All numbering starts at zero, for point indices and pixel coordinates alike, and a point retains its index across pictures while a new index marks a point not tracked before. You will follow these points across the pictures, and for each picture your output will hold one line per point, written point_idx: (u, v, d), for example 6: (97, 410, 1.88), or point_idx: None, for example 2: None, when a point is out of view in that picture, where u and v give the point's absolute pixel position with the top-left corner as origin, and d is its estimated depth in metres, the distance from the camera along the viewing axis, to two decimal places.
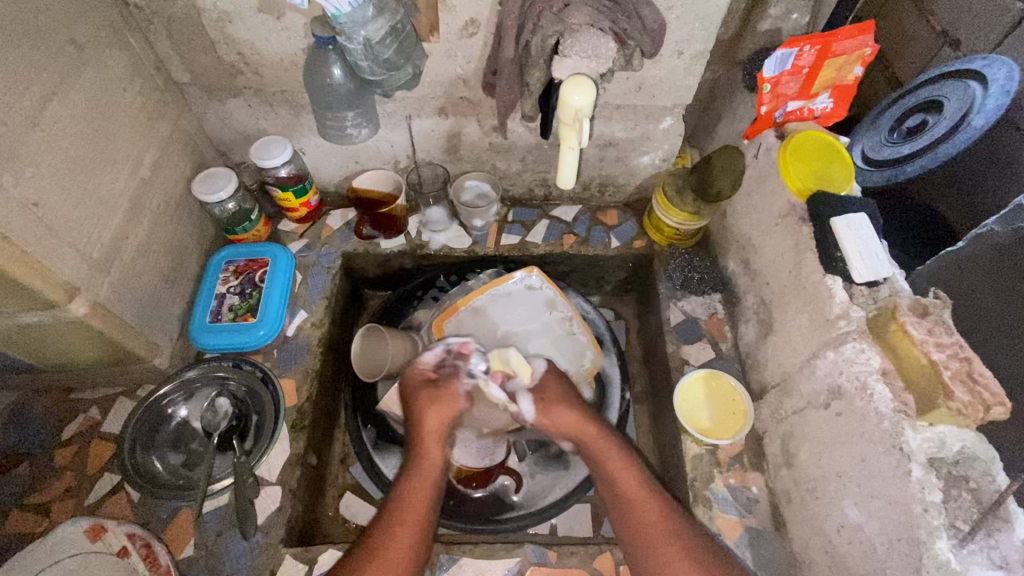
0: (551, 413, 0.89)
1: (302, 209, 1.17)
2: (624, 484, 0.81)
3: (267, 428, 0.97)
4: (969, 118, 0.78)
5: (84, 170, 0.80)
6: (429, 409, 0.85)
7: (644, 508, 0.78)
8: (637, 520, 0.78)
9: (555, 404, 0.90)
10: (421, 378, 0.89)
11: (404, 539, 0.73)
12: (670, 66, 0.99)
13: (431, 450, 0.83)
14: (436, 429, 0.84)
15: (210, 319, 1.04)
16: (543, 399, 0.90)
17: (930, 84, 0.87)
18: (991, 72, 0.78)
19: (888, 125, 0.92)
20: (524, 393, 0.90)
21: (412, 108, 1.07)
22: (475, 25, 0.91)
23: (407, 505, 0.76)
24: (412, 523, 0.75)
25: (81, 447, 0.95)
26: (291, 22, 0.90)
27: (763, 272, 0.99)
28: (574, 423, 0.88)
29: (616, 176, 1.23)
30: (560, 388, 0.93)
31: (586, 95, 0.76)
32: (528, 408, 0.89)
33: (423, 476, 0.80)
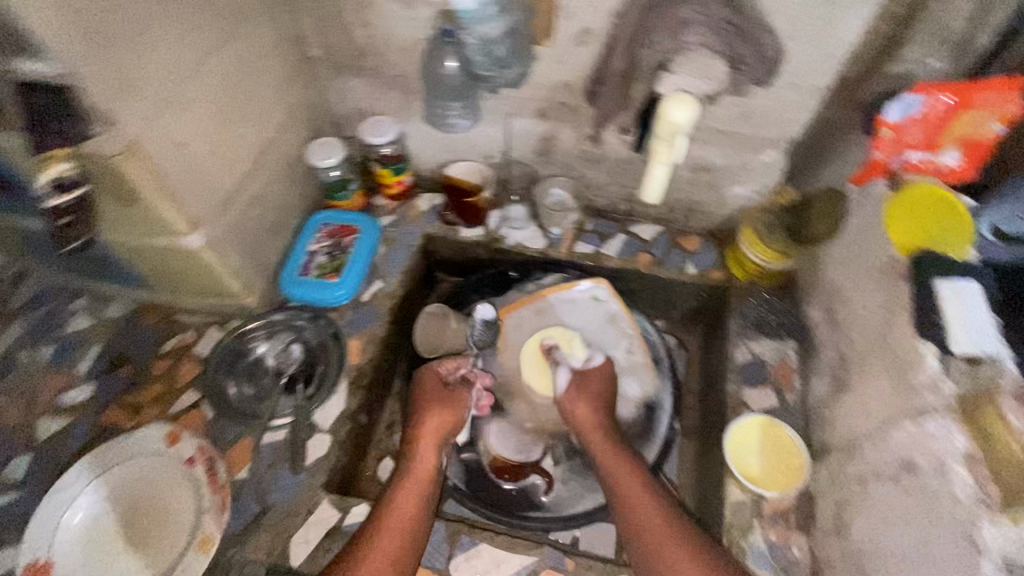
0: (577, 398, 1.02)
1: (396, 187, 1.25)
2: (652, 530, 0.82)
3: (329, 379, 1.04)
4: None
5: (226, 124, 0.91)
6: (425, 419, 0.97)
7: (643, 505, 0.85)
8: (654, 526, 0.82)
9: (592, 389, 1.03)
10: (433, 380, 1.03)
11: (405, 514, 0.84)
12: (782, 98, 0.95)
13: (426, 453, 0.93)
14: (433, 431, 0.96)
15: (299, 272, 1.13)
16: (580, 379, 1.04)
17: None
18: None
19: None
20: (564, 368, 1.07)
21: (513, 107, 1.10)
22: (588, 34, 0.92)
23: (403, 497, 0.86)
24: (402, 522, 0.83)
25: (174, 362, 1.08)
26: (419, 13, 0.97)
27: (848, 326, 0.93)
28: (588, 417, 0.99)
29: (705, 202, 1.20)
30: (598, 386, 1.04)
31: (687, 111, 0.75)
32: (562, 380, 1.05)
33: (413, 478, 0.89)
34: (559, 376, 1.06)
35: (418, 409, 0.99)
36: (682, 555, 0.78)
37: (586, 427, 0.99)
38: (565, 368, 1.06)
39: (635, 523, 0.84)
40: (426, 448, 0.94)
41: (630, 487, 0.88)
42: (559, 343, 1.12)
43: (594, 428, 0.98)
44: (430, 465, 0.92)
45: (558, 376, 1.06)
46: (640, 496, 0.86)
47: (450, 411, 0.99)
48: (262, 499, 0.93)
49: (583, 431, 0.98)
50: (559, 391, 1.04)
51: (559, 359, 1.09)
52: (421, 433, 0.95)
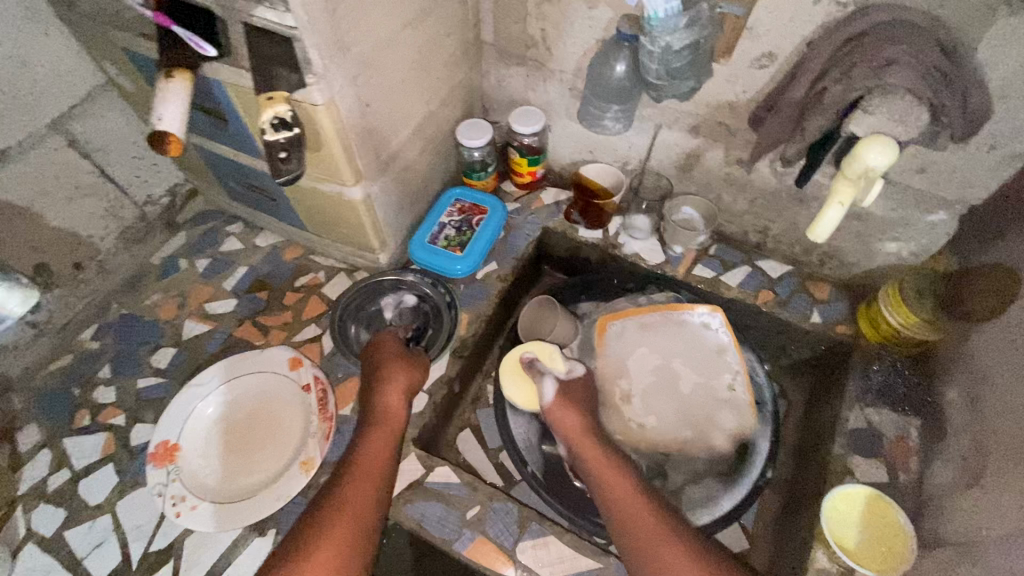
0: (566, 409, 0.99)
1: (527, 177, 1.29)
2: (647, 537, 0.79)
3: (438, 345, 1.09)
4: None
5: (403, 91, 0.99)
6: (383, 380, 0.94)
7: (630, 504, 0.84)
8: (647, 529, 0.80)
9: (571, 400, 1.01)
10: (390, 344, 1.02)
11: (374, 469, 0.84)
12: (972, 158, 0.88)
13: (391, 406, 0.92)
14: (399, 387, 0.95)
15: (428, 240, 1.19)
16: (567, 393, 1.02)
17: None
18: None
19: None
20: (550, 379, 1.03)
21: (666, 119, 1.10)
22: (771, 59, 0.89)
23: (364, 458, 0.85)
24: (365, 481, 0.82)
25: (304, 296, 1.20)
26: (600, 13, 0.99)
27: (994, 418, 0.84)
28: (575, 427, 0.97)
29: (845, 252, 1.14)
30: (580, 399, 1.03)
31: (885, 157, 0.72)
32: (548, 391, 1.02)
33: (376, 435, 0.88)
34: (544, 385, 1.03)
35: (378, 371, 0.96)
36: (672, 552, 0.77)
37: (573, 433, 0.97)
38: (552, 380, 1.03)
39: (628, 520, 0.82)
40: (394, 407, 0.92)
41: (614, 479, 0.88)
42: (540, 356, 1.08)
43: (583, 432, 0.96)
44: (398, 417, 0.92)
45: (545, 386, 1.02)
46: (636, 500, 0.84)
47: (411, 370, 0.98)
48: None
49: (569, 437, 0.97)
50: (545, 402, 1.01)
51: (542, 370, 1.06)
52: (381, 390, 0.93)
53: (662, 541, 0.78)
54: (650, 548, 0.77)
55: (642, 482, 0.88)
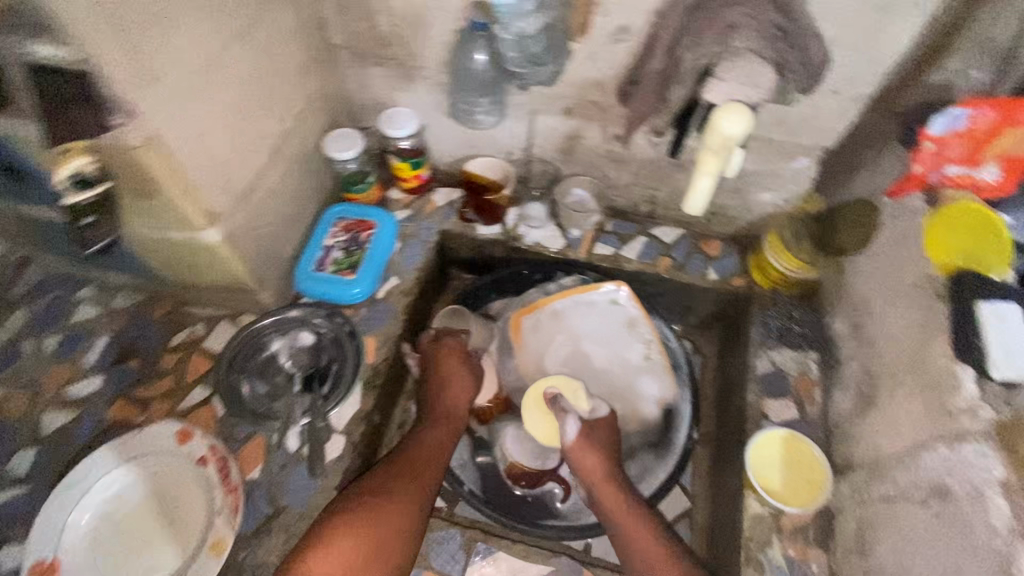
0: (588, 452, 0.94)
1: (413, 181, 1.22)
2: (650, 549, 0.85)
3: (345, 379, 1.01)
4: None
5: (246, 113, 0.87)
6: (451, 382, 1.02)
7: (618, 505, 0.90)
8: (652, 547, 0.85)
9: (597, 443, 0.95)
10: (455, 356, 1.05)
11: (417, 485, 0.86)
12: (821, 106, 0.92)
13: (449, 417, 0.99)
14: (455, 400, 1.01)
15: (314, 267, 1.10)
16: (591, 433, 0.96)
17: None
18: None
19: None
20: (575, 415, 0.97)
21: (539, 104, 1.07)
22: (626, 32, 0.88)
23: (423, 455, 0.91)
24: (419, 480, 0.87)
25: (184, 356, 1.06)
26: (449, 3, 0.93)
27: (877, 342, 0.91)
28: (596, 470, 0.93)
29: (729, 208, 1.18)
30: (607, 442, 0.96)
31: (737, 125, 0.75)
32: (571, 431, 0.95)
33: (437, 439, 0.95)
34: (566, 425, 0.96)
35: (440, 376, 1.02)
36: (663, 555, 0.84)
37: (595, 477, 0.92)
38: (576, 419, 0.96)
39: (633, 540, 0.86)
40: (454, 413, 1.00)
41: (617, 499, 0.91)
42: (563, 391, 1.01)
43: (606, 480, 0.92)
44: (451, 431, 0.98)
45: (569, 425, 0.95)
46: (640, 522, 0.88)
47: (471, 385, 1.04)
48: (275, 500, 0.92)
49: (592, 481, 0.92)
50: (568, 440, 0.94)
51: (565, 408, 0.99)
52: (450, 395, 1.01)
53: (649, 542, 0.85)
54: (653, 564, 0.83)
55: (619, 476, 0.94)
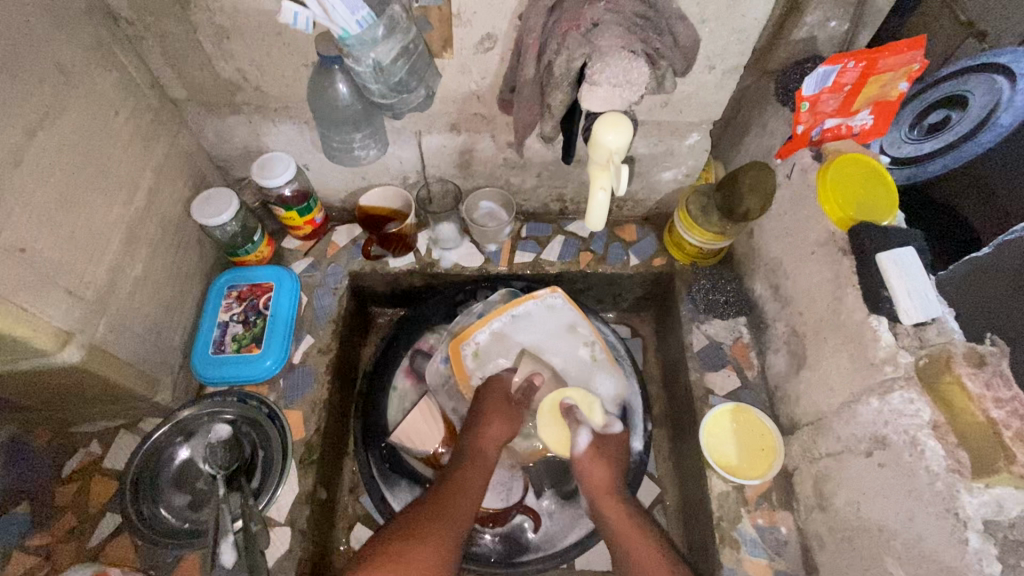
0: (597, 466, 0.91)
1: (307, 227, 1.12)
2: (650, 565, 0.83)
3: (276, 466, 0.92)
4: (996, 117, 0.72)
5: (78, 206, 0.75)
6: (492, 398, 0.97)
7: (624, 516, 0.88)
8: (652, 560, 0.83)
9: (607, 456, 0.93)
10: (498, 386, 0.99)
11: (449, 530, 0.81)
12: (700, 81, 0.92)
13: (485, 451, 0.92)
14: (496, 435, 0.93)
15: (213, 349, 0.99)
16: (601, 449, 0.93)
17: (953, 77, 0.78)
18: (1019, 67, 0.69)
19: (910, 120, 0.85)
20: (586, 428, 0.94)
21: (422, 124, 1.00)
22: (492, 40, 0.83)
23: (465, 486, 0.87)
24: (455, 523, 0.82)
25: (83, 484, 0.92)
26: (293, 37, 0.83)
27: (795, 301, 0.94)
28: (603, 484, 0.90)
29: (636, 191, 1.17)
30: (616, 455, 0.94)
31: (620, 137, 0.71)
32: (582, 442, 0.92)
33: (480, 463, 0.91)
34: (579, 435, 0.93)
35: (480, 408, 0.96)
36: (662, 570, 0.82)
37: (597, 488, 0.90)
38: (589, 432, 0.93)
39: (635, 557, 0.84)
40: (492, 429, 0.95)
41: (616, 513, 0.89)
42: (580, 402, 0.96)
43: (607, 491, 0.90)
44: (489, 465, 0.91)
45: (580, 436, 0.92)
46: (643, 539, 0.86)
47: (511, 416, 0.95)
48: None
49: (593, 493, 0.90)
50: (579, 451, 0.91)
51: (580, 419, 0.95)
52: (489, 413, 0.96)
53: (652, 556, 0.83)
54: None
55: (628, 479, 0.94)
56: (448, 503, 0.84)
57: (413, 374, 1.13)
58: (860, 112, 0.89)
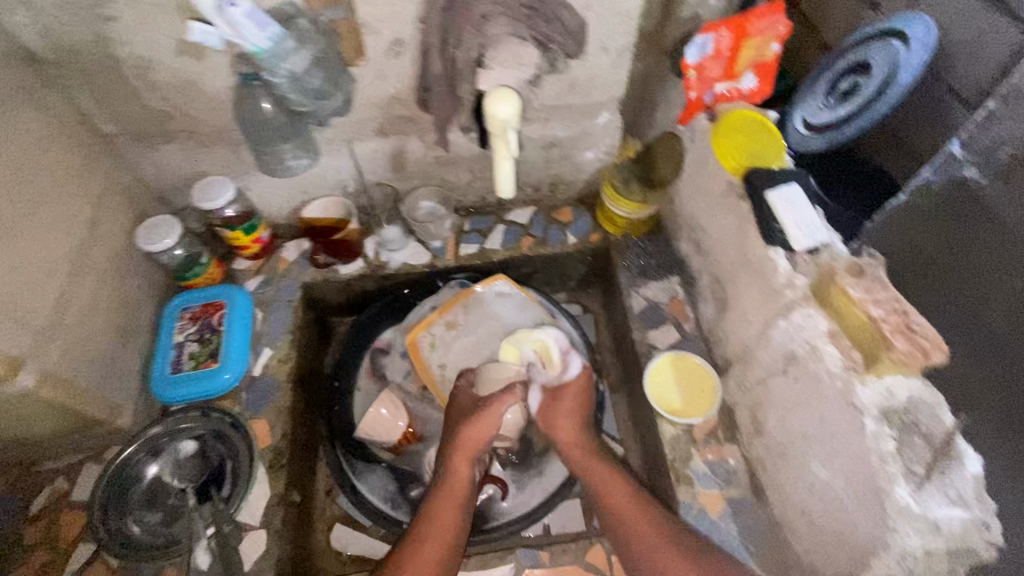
0: (557, 420, 1.02)
1: (254, 245, 1.16)
2: (636, 518, 0.85)
3: (243, 471, 0.95)
4: (899, 74, 0.78)
5: (16, 240, 0.78)
6: (464, 431, 0.95)
7: (640, 515, 0.86)
8: (641, 523, 0.85)
9: (564, 408, 1.03)
10: (467, 403, 1.02)
11: (431, 554, 0.83)
12: (599, 63, 1.00)
13: (458, 470, 0.93)
14: (467, 450, 0.94)
15: (171, 369, 1.02)
16: (552, 402, 1.04)
17: (851, 47, 0.86)
18: (910, 30, 0.79)
19: (823, 89, 0.89)
20: (536, 387, 1.06)
21: (351, 132, 1.06)
22: (401, 45, 0.90)
23: (439, 523, 0.86)
24: (435, 548, 0.83)
25: (52, 520, 0.92)
26: (212, 62, 0.89)
27: (713, 251, 1.02)
28: (570, 434, 1.00)
29: (564, 174, 1.25)
30: (580, 394, 1.04)
31: (508, 106, 0.78)
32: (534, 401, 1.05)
33: (452, 497, 0.90)
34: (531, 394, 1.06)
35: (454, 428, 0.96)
36: (652, 530, 0.83)
37: (569, 440, 1.00)
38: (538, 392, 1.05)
39: (629, 525, 0.85)
40: (464, 463, 0.93)
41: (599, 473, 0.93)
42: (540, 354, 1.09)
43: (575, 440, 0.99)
44: (465, 483, 0.92)
45: (530, 397, 1.05)
46: (629, 502, 0.88)
47: (483, 428, 0.95)
48: None
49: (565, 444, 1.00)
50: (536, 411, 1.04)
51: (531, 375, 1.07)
52: (461, 446, 0.94)
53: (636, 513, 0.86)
54: (646, 547, 0.82)
55: (639, 493, 0.89)
56: (427, 527, 0.86)
57: (374, 372, 1.17)
58: (743, 76, 1.00)
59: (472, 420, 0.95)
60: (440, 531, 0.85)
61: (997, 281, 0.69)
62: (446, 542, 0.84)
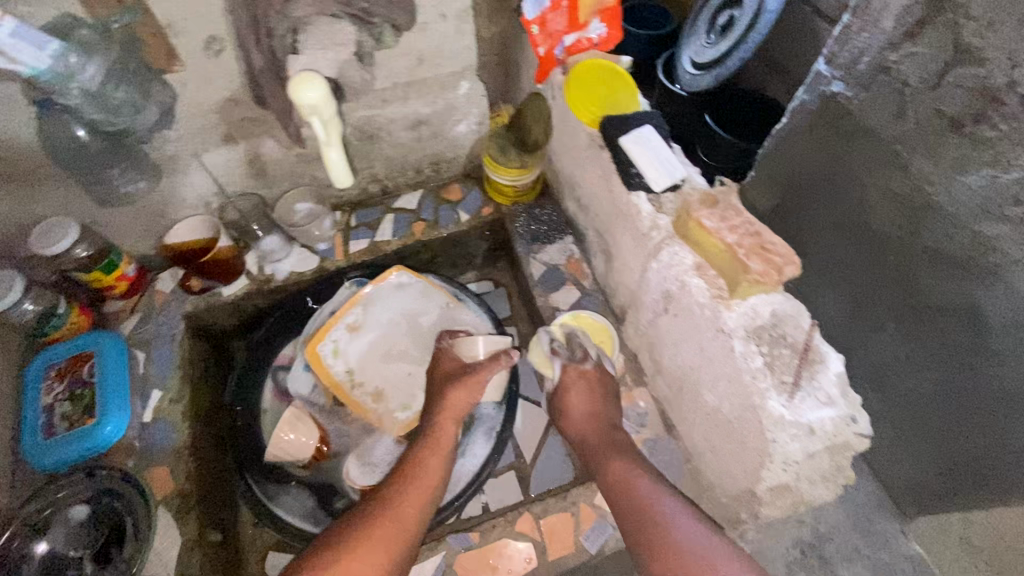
0: (573, 404, 0.95)
1: (121, 283, 1.06)
2: (636, 483, 0.80)
3: (143, 526, 0.88)
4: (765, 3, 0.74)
5: None
6: (450, 392, 0.95)
7: (638, 484, 0.81)
8: (639, 489, 0.80)
9: (573, 396, 0.95)
10: (452, 367, 1.01)
11: (410, 503, 0.82)
12: (441, 31, 0.96)
13: (445, 428, 0.93)
14: (453, 409, 0.94)
15: (43, 436, 0.94)
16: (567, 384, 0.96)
17: None
18: None
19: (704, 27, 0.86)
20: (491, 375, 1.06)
21: (195, 145, 0.98)
22: (217, 41, 0.83)
23: (421, 476, 0.86)
24: (415, 499, 0.83)
25: None
26: None
27: (591, 205, 1.02)
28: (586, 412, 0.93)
29: (443, 152, 1.22)
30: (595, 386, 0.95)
31: (310, 93, 0.77)
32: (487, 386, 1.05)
33: (438, 454, 0.90)
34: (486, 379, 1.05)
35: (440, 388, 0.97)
36: (653, 494, 0.79)
37: (586, 420, 0.93)
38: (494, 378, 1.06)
39: (628, 490, 0.80)
40: (449, 422, 0.94)
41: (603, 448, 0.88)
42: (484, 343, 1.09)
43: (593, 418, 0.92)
44: (450, 442, 0.92)
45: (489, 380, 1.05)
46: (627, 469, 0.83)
47: (468, 389, 0.96)
48: None
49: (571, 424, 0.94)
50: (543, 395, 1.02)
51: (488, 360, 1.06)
52: (449, 406, 0.94)
53: (638, 481, 0.81)
54: (643, 510, 0.77)
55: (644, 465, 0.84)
56: (409, 480, 0.85)
57: (281, 392, 1.11)
58: (590, 23, 0.99)
59: (460, 381, 0.96)
60: (426, 480, 0.85)
61: (868, 201, 0.65)
62: (426, 492, 0.84)
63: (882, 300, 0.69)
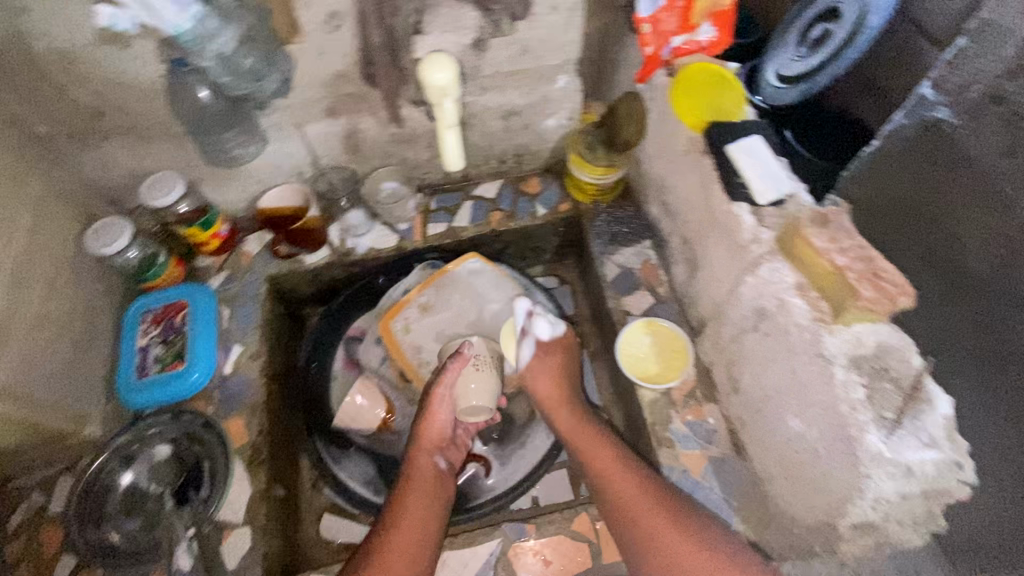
0: (545, 377, 1.01)
1: (213, 241, 1.12)
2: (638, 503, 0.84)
3: (220, 471, 0.94)
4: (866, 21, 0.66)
5: None
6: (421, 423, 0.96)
7: (646, 510, 0.83)
8: (643, 517, 0.82)
9: (551, 366, 1.02)
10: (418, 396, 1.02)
11: (410, 540, 0.81)
12: (550, 23, 0.96)
13: (422, 462, 0.93)
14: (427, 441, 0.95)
15: (136, 375, 1.00)
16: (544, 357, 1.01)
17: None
18: None
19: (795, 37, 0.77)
20: (529, 341, 1.02)
21: (299, 115, 1.01)
22: (338, 17, 0.85)
23: (413, 510, 0.85)
24: (414, 534, 0.82)
25: (30, 537, 0.90)
26: (139, 50, 0.83)
27: (681, 212, 1.00)
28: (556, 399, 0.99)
29: (528, 144, 1.22)
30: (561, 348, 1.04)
31: None
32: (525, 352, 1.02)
33: (424, 485, 0.90)
34: (523, 346, 1.02)
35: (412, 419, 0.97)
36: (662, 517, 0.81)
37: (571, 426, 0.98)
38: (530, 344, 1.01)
39: (640, 524, 0.82)
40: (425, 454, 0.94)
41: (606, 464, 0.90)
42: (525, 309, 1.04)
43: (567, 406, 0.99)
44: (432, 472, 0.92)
45: (524, 350, 1.02)
46: (637, 492, 0.85)
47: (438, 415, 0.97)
48: None
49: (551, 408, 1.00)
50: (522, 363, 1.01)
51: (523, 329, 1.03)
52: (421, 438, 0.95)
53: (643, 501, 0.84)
54: (661, 539, 0.80)
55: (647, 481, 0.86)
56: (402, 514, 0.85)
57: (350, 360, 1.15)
58: (703, 25, 0.92)
59: (424, 410, 0.96)
60: (417, 515, 0.85)
61: (961, 236, 0.59)
62: (423, 527, 0.84)
63: (961, 346, 0.61)
